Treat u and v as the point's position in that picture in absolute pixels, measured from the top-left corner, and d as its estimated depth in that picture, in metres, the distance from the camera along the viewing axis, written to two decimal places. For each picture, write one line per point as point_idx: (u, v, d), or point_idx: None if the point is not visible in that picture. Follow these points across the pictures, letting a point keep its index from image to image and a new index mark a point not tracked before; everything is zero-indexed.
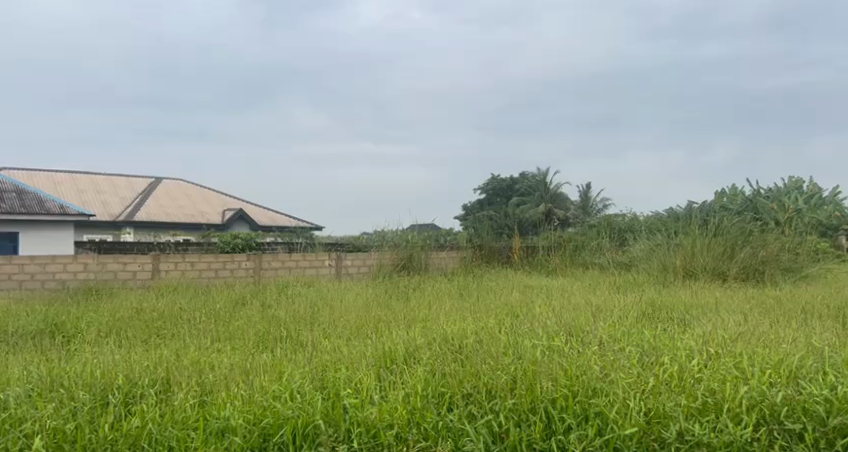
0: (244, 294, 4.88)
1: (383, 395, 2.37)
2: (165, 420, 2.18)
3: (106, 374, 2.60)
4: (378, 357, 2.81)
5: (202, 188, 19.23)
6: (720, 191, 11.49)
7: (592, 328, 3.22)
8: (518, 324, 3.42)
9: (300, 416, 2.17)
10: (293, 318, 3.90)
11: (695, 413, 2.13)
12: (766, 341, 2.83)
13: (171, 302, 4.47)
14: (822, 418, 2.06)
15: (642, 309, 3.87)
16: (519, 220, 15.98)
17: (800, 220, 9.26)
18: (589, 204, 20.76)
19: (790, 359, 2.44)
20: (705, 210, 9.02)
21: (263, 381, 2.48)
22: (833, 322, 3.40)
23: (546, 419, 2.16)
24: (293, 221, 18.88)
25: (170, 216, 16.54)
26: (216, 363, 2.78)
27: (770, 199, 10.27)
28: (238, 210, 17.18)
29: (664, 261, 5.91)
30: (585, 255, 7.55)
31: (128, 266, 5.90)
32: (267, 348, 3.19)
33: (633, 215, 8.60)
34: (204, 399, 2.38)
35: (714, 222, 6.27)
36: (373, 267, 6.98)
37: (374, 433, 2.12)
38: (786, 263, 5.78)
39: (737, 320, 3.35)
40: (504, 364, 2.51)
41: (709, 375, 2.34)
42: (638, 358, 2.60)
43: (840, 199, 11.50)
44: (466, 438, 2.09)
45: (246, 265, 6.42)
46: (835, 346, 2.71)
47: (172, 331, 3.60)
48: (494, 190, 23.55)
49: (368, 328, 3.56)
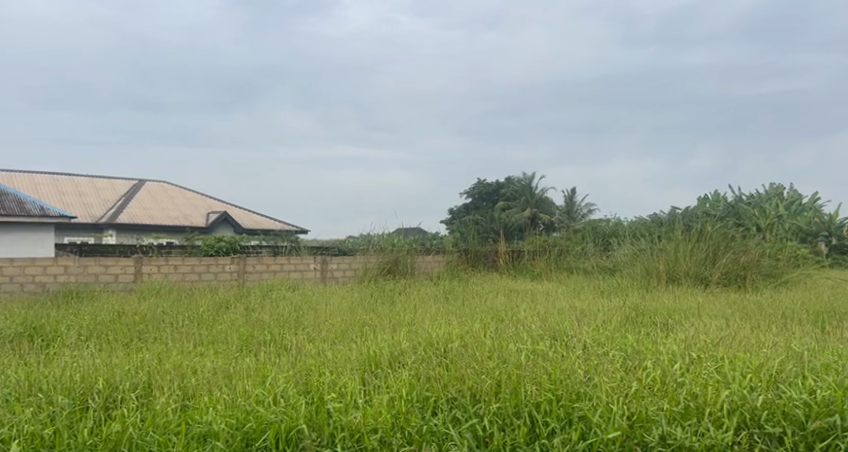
0: (228, 298, 4.84)
1: (368, 399, 2.37)
2: (146, 425, 2.15)
3: (87, 377, 2.57)
4: (363, 361, 2.80)
5: (185, 190, 19.04)
6: (702, 197, 11.65)
7: (576, 331, 3.24)
8: (503, 328, 3.43)
9: (283, 419, 2.15)
10: (276, 321, 3.88)
11: (676, 417, 2.15)
12: (748, 345, 2.86)
13: (153, 305, 4.42)
14: (801, 421, 2.10)
15: (626, 313, 3.92)
16: (504, 224, 16.12)
17: (781, 226, 9.43)
18: (574, 209, 20.92)
19: (769, 364, 2.47)
20: (688, 215, 9.15)
21: (246, 385, 2.46)
22: (813, 327, 3.45)
23: (531, 423, 2.17)
24: (279, 224, 18.85)
25: (154, 219, 16.42)
26: (199, 366, 2.75)
27: (751, 205, 10.46)
28: (222, 212, 17.08)
29: (647, 266, 5.96)
30: (570, 259, 7.61)
31: (110, 269, 5.82)
32: (250, 351, 3.17)
33: (617, 221, 8.69)
34: (186, 403, 2.37)
35: (697, 228, 6.33)
36: (358, 271, 6.96)
37: (358, 437, 2.12)
38: (767, 269, 5.86)
39: (719, 325, 3.39)
40: (489, 368, 2.52)
41: (692, 379, 2.35)
42: (622, 362, 2.62)
43: (818, 205, 11.73)
44: (450, 441, 2.10)
45: (230, 269, 6.35)
46: (814, 350, 2.75)
47: (153, 334, 3.56)
48: (480, 194, 23.65)
49: (352, 332, 3.55)
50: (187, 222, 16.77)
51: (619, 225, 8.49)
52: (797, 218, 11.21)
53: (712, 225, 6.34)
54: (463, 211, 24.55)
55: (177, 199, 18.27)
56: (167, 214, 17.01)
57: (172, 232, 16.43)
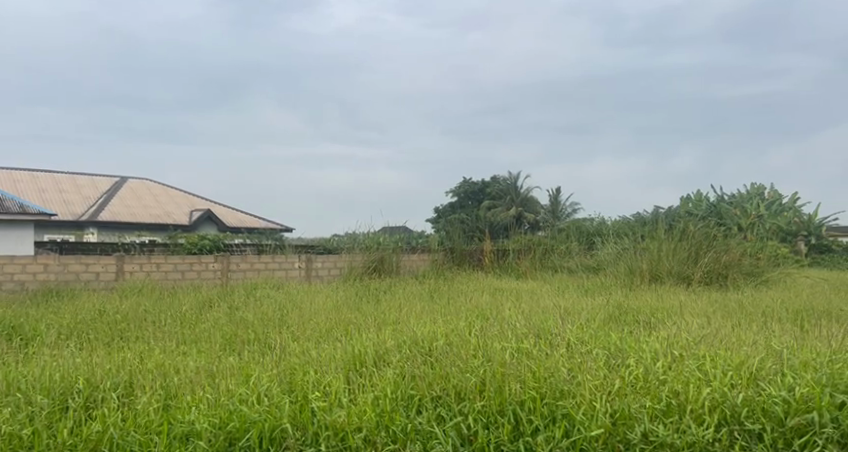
0: (211, 296, 4.80)
1: (352, 398, 2.36)
2: (127, 425, 2.13)
3: (66, 376, 2.54)
4: (348, 360, 2.79)
5: (168, 187, 18.85)
6: (685, 197, 11.77)
7: (561, 330, 3.25)
8: (487, 326, 3.43)
9: (267, 419, 2.14)
10: (261, 320, 3.86)
11: (658, 414, 2.18)
12: (728, 343, 2.90)
13: (135, 304, 4.37)
14: (780, 418, 2.13)
15: (609, 312, 3.94)
16: (489, 223, 16.18)
17: (762, 226, 9.56)
18: (559, 208, 21.04)
19: (750, 362, 2.49)
20: (670, 215, 9.24)
21: (229, 384, 2.44)
22: (793, 325, 3.50)
23: (515, 421, 2.18)
24: (263, 222, 18.76)
25: (136, 216, 16.25)
26: (181, 366, 2.72)
27: (734, 205, 10.60)
28: (206, 211, 16.95)
29: (631, 265, 6.01)
30: (554, 258, 7.65)
31: (91, 267, 5.76)
32: (233, 351, 3.15)
33: (602, 220, 8.75)
34: (168, 402, 2.34)
35: (680, 227, 6.39)
36: (343, 269, 6.94)
37: (342, 436, 2.11)
38: (748, 267, 5.93)
39: (701, 323, 3.42)
40: (474, 367, 2.52)
41: (673, 377, 2.37)
42: (605, 360, 2.64)
43: (798, 205, 11.91)
44: (434, 440, 2.10)
45: (214, 267, 6.30)
46: (793, 348, 2.78)
47: (135, 333, 3.52)
48: (465, 193, 23.67)
49: (337, 331, 3.53)
50: (170, 220, 16.60)
51: (604, 224, 8.54)
52: (778, 217, 11.37)
53: (694, 225, 6.39)
54: (449, 210, 24.59)
55: (159, 197, 18.09)
56: (150, 211, 16.84)
57: (154, 230, 16.26)
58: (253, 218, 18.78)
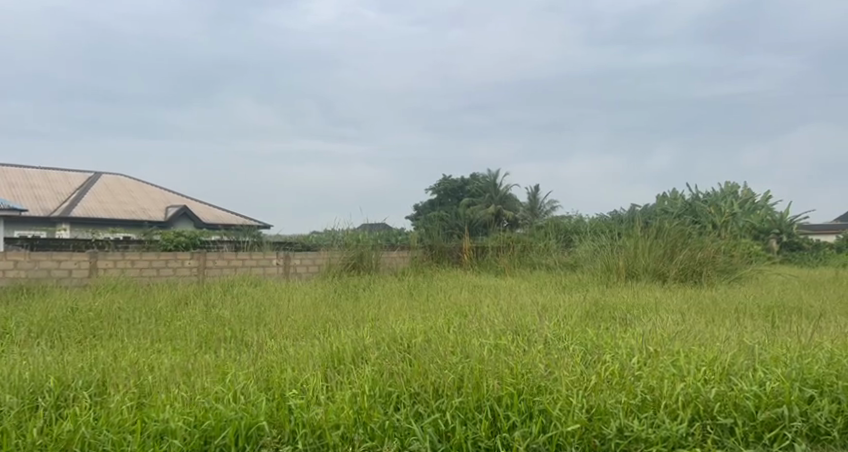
0: (187, 294, 4.75)
1: (329, 395, 2.35)
2: (99, 424, 2.10)
3: (37, 375, 2.49)
4: (325, 357, 2.78)
5: (143, 183, 18.56)
6: (662, 195, 11.94)
7: (538, 326, 3.28)
8: (466, 323, 3.45)
9: (244, 417, 2.13)
10: (237, 317, 3.83)
11: (634, 409, 2.21)
12: (702, 339, 2.95)
13: (108, 301, 4.30)
14: (752, 413, 2.19)
15: (586, 309, 3.98)
16: (468, 220, 16.23)
17: (735, 224, 9.73)
18: (538, 206, 21.18)
19: (723, 357, 2.54)
20: (647, 213, 9.37)
21: (205, 382, 2.42)
22: (764, 321, 3.58)
23: (492, 417, 2.20)
24: (241, 218, 18.59)
25: (110, 212, 15.97)
26: (156, 363, 2.69)
27: (709, 203, 10.78)
28: (182, 207, 16.73)
29: (608, 262, 6.08)
30: (533, 255, 7.70)
31: (63, 263, 5.65)
32: (210, 348, 3.11)
33: (579, 218, 8.84)
34: (142, 401, 2.31)
35: (656, 224, 6.47)
36: (322, 267, 6.91)
37: (320, 434, 2.10)
38: (722, 265, 6.03)
39: (675, 319, 3.48)
40: (452, 363, 2.53)
41: (648, 373, 2.41)
42: (582, 356, 2.67)
43: (770, 203, 12.16)
44: (412, 437, 2.10)
45: (190, 264, 6.23)
46: (764, 343, 2.84)
47: (109, 331, 3.47)
48: (445, 190, 23.69)
49: (315, 328, 3.51)
50: (145, 216, 16.35)
51: (581, 221, 8.62)
52: (751, 215, 11.60)
53: (669, 222, 6.48)
54: (428, 207, 24.62)
55: (134, 193, 17.80)
56: (124, 207, 16.56)
57: (129, 226, 15.99)
58: (230, 215, 18.60)
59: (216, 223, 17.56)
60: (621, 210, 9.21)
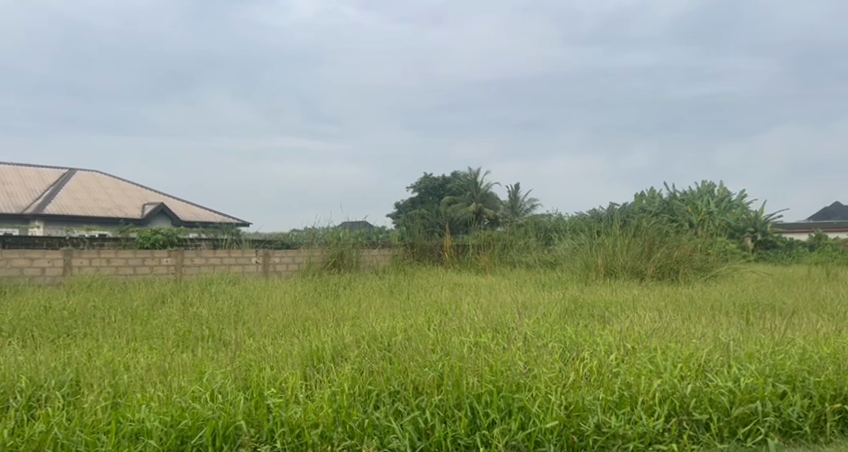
0: (165, 292, 4.69)
1: (309, 394, 2.34)
2: (72, 424, 2.06)
3: (7, 375, 2.44)
4: (305, 356, 2.76)
5: (120, 180, 18.27)
6: (640, 194, 12.09)
7: (518, 324, 3.30)
8: (446, 321, 3.45)
9: (221, 416, 2.10)
10: (216, 316, 3.78)
11: (612, 406, 2.23)
12: (678, 336, 2.99)
13: (83, 300, 4.23)
14: (726, 408, 2.24)
15: (565, 306, 4.02)
16: (448, 218, 16.26)
17: (712, 223, 9.88)
18: (518, 205, 21.29)
19: (699, 354, 2.57)
20: (625, 211, 9.48)
21: (182, 381, 2.39)
22: (739, 318, 3.64)
23: (472, 414, 2.20)
24: (219, 216, 18.42)
25: (85, 210, 15.71)
26: (132, 363, 2.65)
27: (685, 202, 10.95)
28: (160, 204, 16.51)
29: (587, 259, 6.14)
30: (513, 254, 7.75)
31: (36, 262, 5.54)
32: (187, 348, 3.07)
33: (559, 216, 8.91)
34: (117, 401, 2.28)
35: (634, 223, 6.54)
36: (302, 264, 6.88)
37: (298, 433, 2.09)
38: (698, 263, 6.11)
39: (652, 316, 3.53)
40: (432, 361, 2.53)
41: (626, 369, 2.43)
42: (561, 353, 2.69)
43: (745, 202, 12.38)
44: (392, 435, 2.10)
45: (167, 262, 6.15)
46: (739, 340, 2.89)
47: (82, 330, 3.40)
48: (426, 189, 23.71)
49: (295, 326, 3.49)
50: (121, 214, 16.12)
51: (561, 220, 8.69)
52: (727, 214, 11.80)
53: (648, 221, 6.56)
54: (409, 205, 24.62)
55: (110, 189, 17.53)
56: (100, 204, 16.31)
57: (105, 224, 15.74)
58: (209, 212, 18.41)
59: (194, 221, 17.37)
60: (600, 208, 9.31)
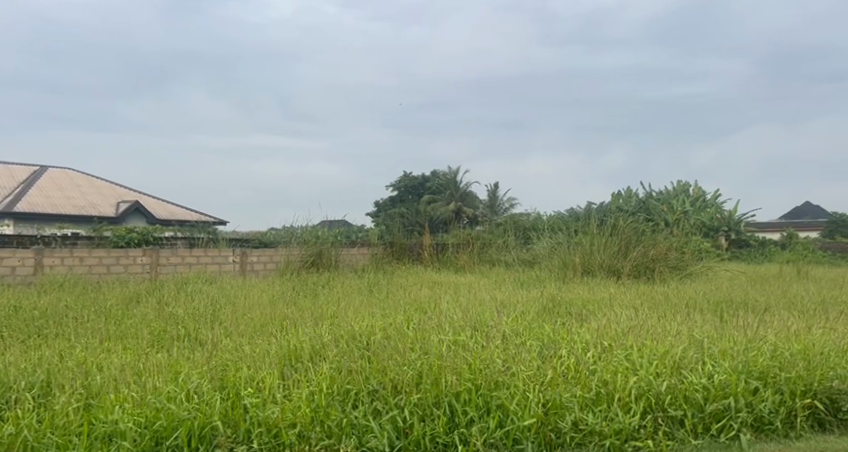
0: (139, 291, 4.61)
1: (287, 394, 2.32)
2: (43, 426, 2.02)
3: None
4: (283, 355, 2.74)
5: (93, 177, 17.95)
6: (617, 193, 12.21)
7: (496, 322, 3.31)
8: (425, 319, 3.45)
9: (196, 417, 2.08)
10: (191, 316, 3.74)
11: (588, 403, 2.25)
12: (654, 333, 3.02)
13: (55, 299, 4.15)
14: (700, 404, 2.27)
15: (543, 304, 4.05)
16: (428, 217, 16.25)
17: (687, 222, 10.02)
18: (498, 203, 21.36)
19: (674, 351, 2.60)
20: (602, 210, 9.60)
21: (157, 381, 2.36)
22: (713, 316, 3.70)
23: (450, 413, 2.20)
24: (196, 215, 18.20)
25: (57, 208, 15.39)
26: (105, 363, 2.61)
27: (661, 202, 11.09)
28: (134, 202, 16.25)
29: (564, 258, 6.20)
30: (492, 252, 7.79)
31: (6, 261, 5.42)
32: (162, 348, 3.03)
33: (537, 215, 8.96)
34: (89, 402, 2.24)
35: (612, 222, 6.59)
36: (280, 264, 6.82)
37: (276, 433, 2.07)
38: (674, 261, 6.20)
39: (629, 314, 3.57)
40: (410, 360, 2.53)
41: (603, 366, 2.45)
42: (538, 351, 2.70)
43: (719, 202, 12.59)
44: (370, 434, 2.09)
45: (142, 261, 6.06)
46: (713, 338, 2.93)
47: (54, 330, 3.34)
48: (405, 188, 23.68)
49: (272, 325, 3.47)
50: (95, 212, 15.83)
51: (539, 218, 8.74)
52: (702, 213, 11.97)
53: (624, 220, 6.63)
54: (388, 204, 24.59)
55: (83, 187, 17.20)
56: (72, 202, 15.99)
57: (78, 222, 15.45)
58: (185, 210, 18.18)
59: (170, 219, 17.14)
60: (578, 208, 9.39)
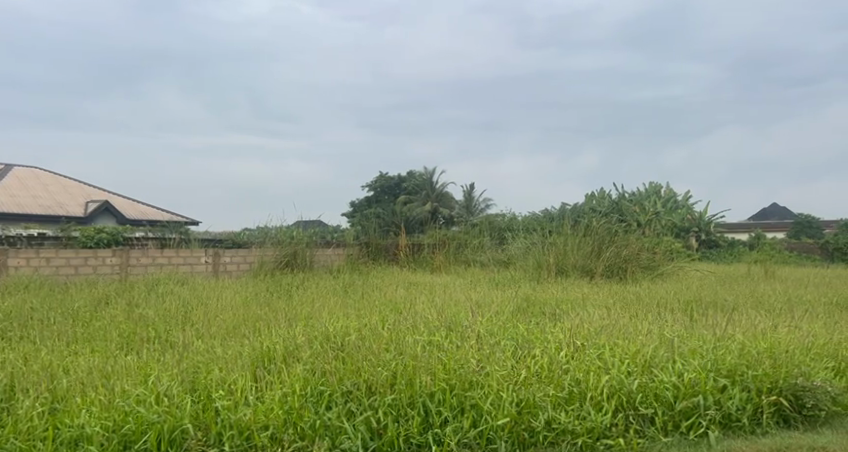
0: (108, 293, 4.53)
1: (259, 395, 2.30)
2: (7, 431, 1.97)
3: None
4: (256, 357, 2.72)
5: (60, 176, 17.56)
6: (590, 194, 12.36)
7: (470, 322, 3.32)
8: (400, 319, 3.45)
9: (166, 419, 2.04)
10: (162, 317, 3.68)
11: (561, 402, 2.27)
12: (625, 333, 3.06)
13: (20, 300, 4.05)
14: (670, 402, 2.31)
15: (517, 304, 4.08)
16: (403, 218, 16.23)
17: (658, 223, 10.19)
18: (473, 204, 21.46)
19: (645, 350, 2.64)
20: (576, 210, 9.72)
21: (126, 384, 2.32)
22: (683, 315, 3.77)
23: (424, 413, 2.20)
24: (167, 215, 17.92)
25: (23, 207, 15.02)
26: (72, 366, 2.56)
27: (634, 202, 11.26)
28: (104, 202, 15.93)
29: (538, 258, 6.25)
30: (467, 252, 7.83)
31: None
32: (132, 350, 2.98)
33: (512, 215, 9.02)
34: (55, 406, 2.19)
35: (585, 222, 6.67)
36: (254, 264, 6.76)
37: (248, 435, 2.05)
38: (645, 262, 6.29)
39: (601, 314, 3.62)
40: (385, 361, 2.52)
41: (575, 366, 2.48)
42: (512, 351, 2.71)
43: (690, 202, 12.84)
44: (344, 435, 2.09)
45: (111, 262, 5.95)
46: (682, 336, 2.99)
47: (18, 332, 3.26)
48: (380, 188, 23.64)
49: (245, 327, 3.43)
50: (62, 213, 15.47)
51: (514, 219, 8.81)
52: (673, 214, 12.20)
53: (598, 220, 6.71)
54: (364, 204, 24.53)
55: (50, 186, 16.81)
56: (39, 202, 15.62)
57: (44, 222, 15.08)
58: (156, 210, 17.87)
59: (140, 219, 16.85)
60: (551, 208, 9.48)
